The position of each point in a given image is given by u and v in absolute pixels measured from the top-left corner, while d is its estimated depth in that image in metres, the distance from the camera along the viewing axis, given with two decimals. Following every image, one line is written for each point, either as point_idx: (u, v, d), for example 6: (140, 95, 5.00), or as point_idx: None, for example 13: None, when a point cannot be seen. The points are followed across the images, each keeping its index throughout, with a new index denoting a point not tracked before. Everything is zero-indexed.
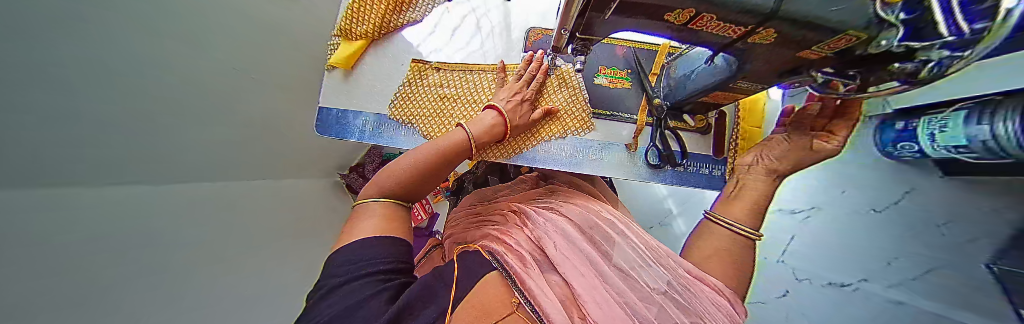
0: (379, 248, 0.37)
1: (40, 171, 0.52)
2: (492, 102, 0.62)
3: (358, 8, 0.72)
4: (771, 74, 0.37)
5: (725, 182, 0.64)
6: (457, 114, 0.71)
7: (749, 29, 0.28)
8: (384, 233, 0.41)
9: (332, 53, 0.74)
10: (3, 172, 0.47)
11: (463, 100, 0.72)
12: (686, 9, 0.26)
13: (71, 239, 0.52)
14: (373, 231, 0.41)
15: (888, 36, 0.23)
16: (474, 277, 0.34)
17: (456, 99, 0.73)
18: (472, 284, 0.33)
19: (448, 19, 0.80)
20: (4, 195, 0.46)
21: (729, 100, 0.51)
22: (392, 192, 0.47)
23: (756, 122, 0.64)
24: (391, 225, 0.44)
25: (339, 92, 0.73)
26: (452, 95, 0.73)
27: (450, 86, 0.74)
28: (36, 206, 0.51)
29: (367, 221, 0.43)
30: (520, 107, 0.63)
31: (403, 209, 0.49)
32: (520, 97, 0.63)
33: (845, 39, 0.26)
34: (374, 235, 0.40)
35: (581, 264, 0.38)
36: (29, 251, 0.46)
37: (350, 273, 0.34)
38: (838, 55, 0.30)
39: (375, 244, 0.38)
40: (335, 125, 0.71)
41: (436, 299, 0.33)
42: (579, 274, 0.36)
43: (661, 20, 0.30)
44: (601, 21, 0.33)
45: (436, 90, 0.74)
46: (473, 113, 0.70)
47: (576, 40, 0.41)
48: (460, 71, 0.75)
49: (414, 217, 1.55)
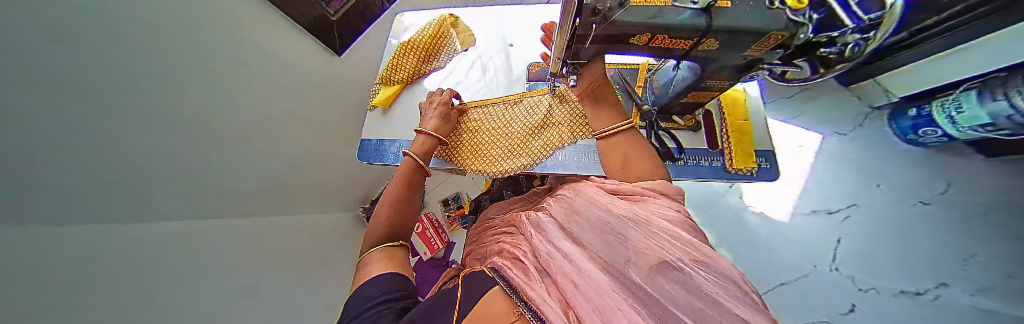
0: (384, 283, 0.41)
1: (135, 197, 0.59)
2: (419, 128, 0.75)
3: (396, 62, 0.91)
4: (732, 72, 0.45)
5: (727, 172, 0.66)
6: (483, 143, 0.81)
7: (695, 41, 0.37)
8: (393, 268, 0.45)
9: (374, 96, 0.92)
10: (94, 195, 0.51)
11: (484, 131, 0.83)
12: (644, 34, 0.36)
13: (131, 263, 0.53)
14: (384, 267, 0.45)
15: (806, 31, 0.33)
16: (474, 298, 0.34)
17: (479, 130, 0.83)
18: (473, 305, 0.32)
19: (465, 64, 0.98)
20: (71, 221, 0.48)
21: (707, 97, 0.58)
22: (379, 236, 0.53)
23: (742, 115, 0.69)
24: (396, 262, 0.48)
25: (377, 126, 0.88)
26: (476, 128, 0.84)
27: (475, 120, 0.85)
28: (112, 233, 0.53)
29: (373, 266, 0.46)
30: (442, 121, 0.77)
31: (399, 248, 0.53)
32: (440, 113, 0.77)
33: (773, 38, 0.34)
34: (384, 271, 0.44)
35: (570, 258, 0.34)
36: (105, 272, 0.48)
37: (357, 310, 0.37)
38: (777, 52, 0.38)
39: (382, 280, 0.41)
40: (374, 153, 0.83)
41: (437, 320, 0.32)
42: (569, 266, 0.32)
43: (628, 43, 0.40)
44: (583, 49, 0.44)
45: (465, 125, 0.85)
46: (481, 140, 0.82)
47: (568, 65, 0.51)
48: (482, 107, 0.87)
49: (431, 245, 1.59)
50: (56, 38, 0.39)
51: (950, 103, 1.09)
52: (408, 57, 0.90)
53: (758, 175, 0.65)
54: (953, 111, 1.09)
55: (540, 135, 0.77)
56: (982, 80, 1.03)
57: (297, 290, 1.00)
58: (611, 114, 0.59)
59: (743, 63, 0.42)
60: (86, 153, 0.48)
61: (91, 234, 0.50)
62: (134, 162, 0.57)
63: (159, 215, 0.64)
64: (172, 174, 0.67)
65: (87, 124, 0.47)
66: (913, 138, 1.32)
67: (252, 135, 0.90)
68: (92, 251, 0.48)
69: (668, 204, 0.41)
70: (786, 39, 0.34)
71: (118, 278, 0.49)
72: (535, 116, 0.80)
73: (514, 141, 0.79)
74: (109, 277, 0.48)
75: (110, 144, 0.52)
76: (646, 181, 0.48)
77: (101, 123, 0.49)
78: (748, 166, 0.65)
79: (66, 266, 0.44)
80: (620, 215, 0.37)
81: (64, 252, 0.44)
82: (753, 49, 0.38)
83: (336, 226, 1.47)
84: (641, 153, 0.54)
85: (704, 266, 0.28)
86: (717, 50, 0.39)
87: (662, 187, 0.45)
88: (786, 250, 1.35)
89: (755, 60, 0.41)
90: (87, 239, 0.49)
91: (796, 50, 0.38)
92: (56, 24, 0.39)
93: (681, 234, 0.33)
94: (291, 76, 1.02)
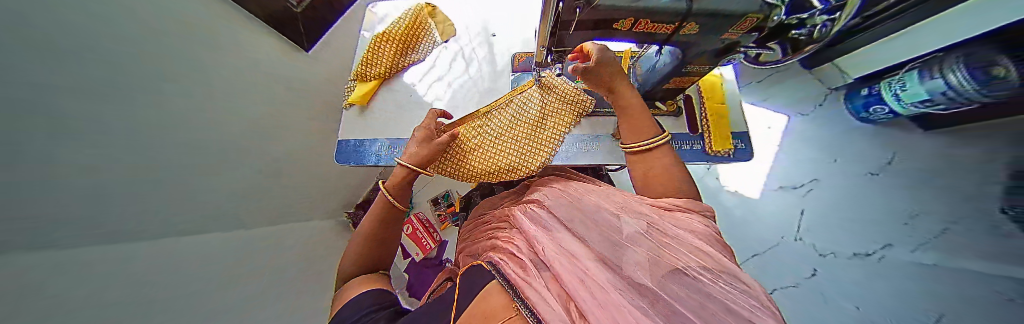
0: (366, 300, 0.42)
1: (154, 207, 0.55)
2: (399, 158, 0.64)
3: (370, 56, 0.85)
4: (712, 55, 0.46)
5: (706, 154, 0.69)
6: (491, 161, 0.74)
7: (677, 25, 0.37)
8: (370, 287, 0.46)
9: (349, 93, 0.86)
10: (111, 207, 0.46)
11: (489, 147, 0.75)
12: (628, 18, 0.35)
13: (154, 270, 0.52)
14: (362, 288, 0.46)
15: (779, 13, 0.34)
16: (473, 294, 0.35)
17: (482, 147, 0.75)
18: (471, 300, 0.34)
19: (446, 55, 0.94)
20: (108, 227, 0.46)
21: (688, 83, 0.60)
22: (350, 269, 0.53)
23: (719, 99, 0.72)
24: (374, 282, 0.49)
25: (355, 125, 0.82)
26: (478, 145, 0.75)
27: (475, 136, 0.76)
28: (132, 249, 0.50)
29: (355, 288, 0.47)
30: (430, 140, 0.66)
31: (379, 276, 0.54)
32: (427, 134, 0.67)
33: (750, 21, 0.35)
34: (362, 292, 0.45)
35: (574, 259, 0.37)
36: (127, 281, 0.46)
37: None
38: (752, 34, 0.39)
39: (364, 298, 0.42)
40: (354, 153, 0.79)
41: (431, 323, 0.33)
42: (573, 267, 0.35)
43: (612, 29, 0.39)
44: (568, 36, 0.43)
45: (468, 143, 0.75)
46: (485, 158, 0.74)
47: (553, 53, 0.50)
48: (478, 121, 0.77)
49: (423, 246, 1.53)
50: (81, 46, 0.38)
51: (897, 82, 1.20)
52: (384, 48, 0.85)
53: (734, 155, 0.68)
54: (898, 90, 1.20)
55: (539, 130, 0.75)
56: (923, 60, 1.11)
57: (287, 300, 0.96)
58: (640, 128, 0.60)
59: (722, 47, 0.43)
60: (106, 157, 0.44)
61: (121, 247, 0.48)
62: (150, 165, 0.53)
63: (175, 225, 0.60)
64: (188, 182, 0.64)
65: (105, 126, 0.44)
66: (865, 116, 1.43)
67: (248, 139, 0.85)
68: (107, 262, 0.44)
69: (696, 218, 0.44)
70: (760, 21, 0.35)
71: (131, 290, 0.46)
72: (531, 112, 0.76)
73: (509, 146, 0.74)
74: (123, 290, 0.44)
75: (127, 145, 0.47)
76: (671, 197, 0.50)
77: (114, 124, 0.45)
78: (726, 148, 0.68)
79: (90, 279, 0.40)
80: (635, 227, 0.40)
81: (88, 262, 0.41)
82: (730, 33, 0.39)
83: (322, 233, 1.40)
84: (670, 171, 0.55)
85: (720, 276, 0.30)
86: (697, 34, 0.39)
87: (690, 204, 0.47)
88: (757, 227, 1.50)
89: (732, 43, 0.42)
90: (105, 250, 0.45)
91: (769, 33, 0.39)
92: (67, 27, 0.36)
93: (700, 249, 0.36)
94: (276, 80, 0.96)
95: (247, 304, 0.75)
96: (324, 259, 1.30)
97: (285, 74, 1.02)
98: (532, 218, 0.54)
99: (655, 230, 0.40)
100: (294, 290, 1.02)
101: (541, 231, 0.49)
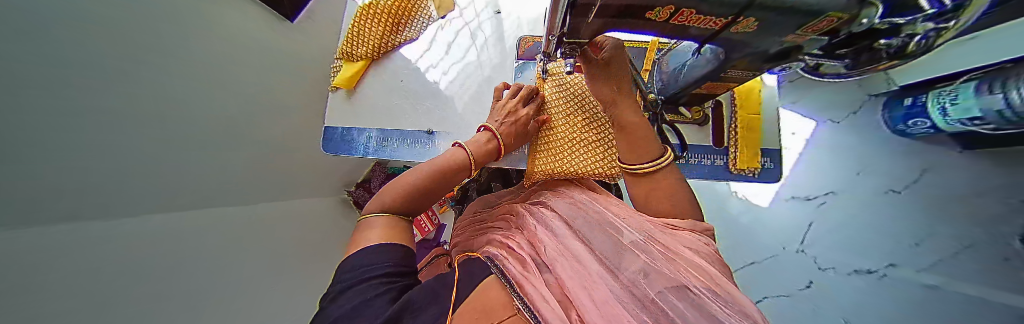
0: (382, 253, 0.37)
1: (64, 197, 0.46)
2: (485, 123, 0.66)
3: (357, 32, 0.77)
4: (760, 60, 0.38)
5: (729, 171, 0.65)
6: (567, 170, 0.64)
7: (730, 19, 0.29)
8: (391, 240, 0.41)
9: (335, 75, 0.79)
10: (23, 203, 0.39)
11: (565, 147, 0.66)
12: (666, 7, 0.27)
13: (85, 275, 0.44)
14: (378, 238, 0.41)
15: (871, 14, 0.25)
16: (473, 282, 0.32)
17: (562, 147, 0.66)
18: (471, 290, 0.30)
19: (443, 34, 0.84)
20: (24, 234, 0.39)
21: (723, 89, 0.52)
22: (391, 206, 0.48)
23: (753, 109, 0.64)
24: (395, 233, 0.44)
25: (341, 111, 0.77)
26: (559, 143, 0.67)
27: (559, 128, 0.69)
28: (61, 245, 0.43)
29: (370, 231, 0.43)
30: (512, 127, 0.64)
31: (405, 222, 0.49)
32: (515, 118, 0.65)
33: (826, 22, 0.27)
34: (379, 243, 0.40)
35: (577, 262, 0.34)
36: (57, 285, 0.40)
37: (351, 280, 0.33)
38: (823, 38, 0.31)
39: (383, 250, 0.38)
40: (341, 143, 0.74)
41: (438, 301, 0.30)
42: (575, 273, 0.31)
43: (644, 19, 0.32)
44: (585, 25, 0.35)
45: (550, 140, 0.69)
46: (556, 160, 0.66)
47: (564, 44, 0.42)
48: (563, 114, 0.70)
49: (421, 229, 1.56)
50: None
51: (945, 95, 1.00)
52: (371, 24, 0.77)
53: (759, 175, 0.64)
54: (947, 103, 0.99)
55: (586, 128, 0.67)
56: (985, 72, 0.90)
57: (289, 279, 0.97)
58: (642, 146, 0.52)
59: (784, 49, 0.34)
60: (16, 144, 0.38)
61: (42, 244, 0.41)
62: (34, 143, 0.41)
63: (110, 213, 0.54)
64: (95, 174, 0.51)
65: (48, 99, 0.43)
66: (903, 128, 1.24)
67: (195, 115, 0.75)
68: (32, 264, 0.37)
69: (703, 237, 0.39)
70: (843, 22, 0.27)
71: (80, 289, 0.42)
72: (581, 109, 0.69)
73: (562, 154, 0.65)
74: (71, 277, 0.42)
75: (30, 128, 0.40)
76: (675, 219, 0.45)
77: (26, 105, 0.39)
78: (751, 166, 0.64)
79: (33, 268, 0.38)
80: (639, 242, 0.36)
81: (22, 256, 0.37)
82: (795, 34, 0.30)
83: (327, 214, 1.39)
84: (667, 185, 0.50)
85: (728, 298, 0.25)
86: (752, 31, 0.31)
87: (687, 224, 0.42)
88: (759, 235, 1.46)
89: (793, 47, 0.33)
90: (29, 247, 0.38)
91: (847, 39, 0.31)
92: None
93: (705, 266, 0.31)
94: (217, 34, 0.82)
95: (230, 295, 0.70)
96: (326, 237, 1.32)
97: (239, 43, 0.90)
98: (540, 214, 0.52)
99: (660, 244, 0.35)
100: (296, 268, 1.04)
101: (546, 230, 0.45)
